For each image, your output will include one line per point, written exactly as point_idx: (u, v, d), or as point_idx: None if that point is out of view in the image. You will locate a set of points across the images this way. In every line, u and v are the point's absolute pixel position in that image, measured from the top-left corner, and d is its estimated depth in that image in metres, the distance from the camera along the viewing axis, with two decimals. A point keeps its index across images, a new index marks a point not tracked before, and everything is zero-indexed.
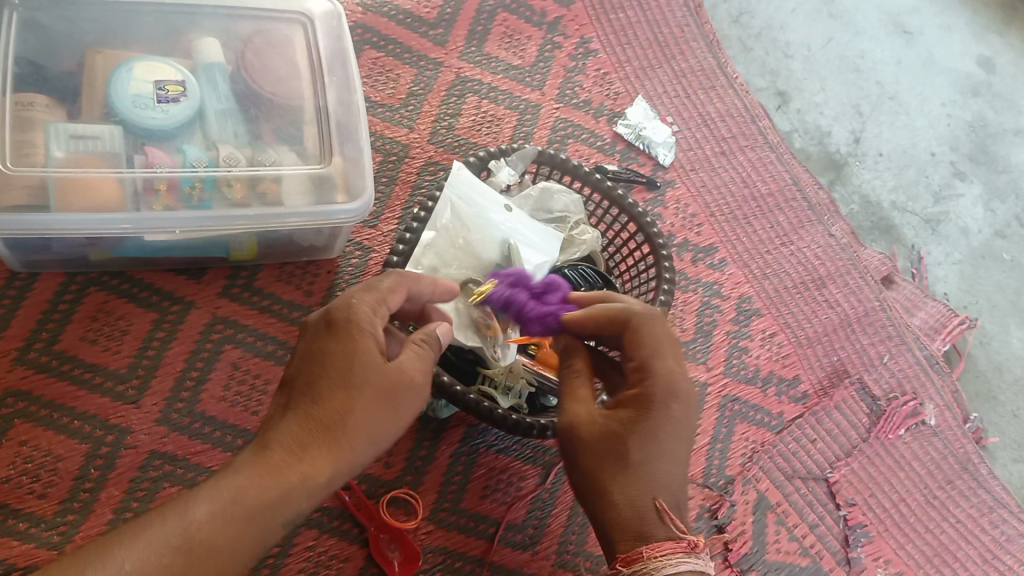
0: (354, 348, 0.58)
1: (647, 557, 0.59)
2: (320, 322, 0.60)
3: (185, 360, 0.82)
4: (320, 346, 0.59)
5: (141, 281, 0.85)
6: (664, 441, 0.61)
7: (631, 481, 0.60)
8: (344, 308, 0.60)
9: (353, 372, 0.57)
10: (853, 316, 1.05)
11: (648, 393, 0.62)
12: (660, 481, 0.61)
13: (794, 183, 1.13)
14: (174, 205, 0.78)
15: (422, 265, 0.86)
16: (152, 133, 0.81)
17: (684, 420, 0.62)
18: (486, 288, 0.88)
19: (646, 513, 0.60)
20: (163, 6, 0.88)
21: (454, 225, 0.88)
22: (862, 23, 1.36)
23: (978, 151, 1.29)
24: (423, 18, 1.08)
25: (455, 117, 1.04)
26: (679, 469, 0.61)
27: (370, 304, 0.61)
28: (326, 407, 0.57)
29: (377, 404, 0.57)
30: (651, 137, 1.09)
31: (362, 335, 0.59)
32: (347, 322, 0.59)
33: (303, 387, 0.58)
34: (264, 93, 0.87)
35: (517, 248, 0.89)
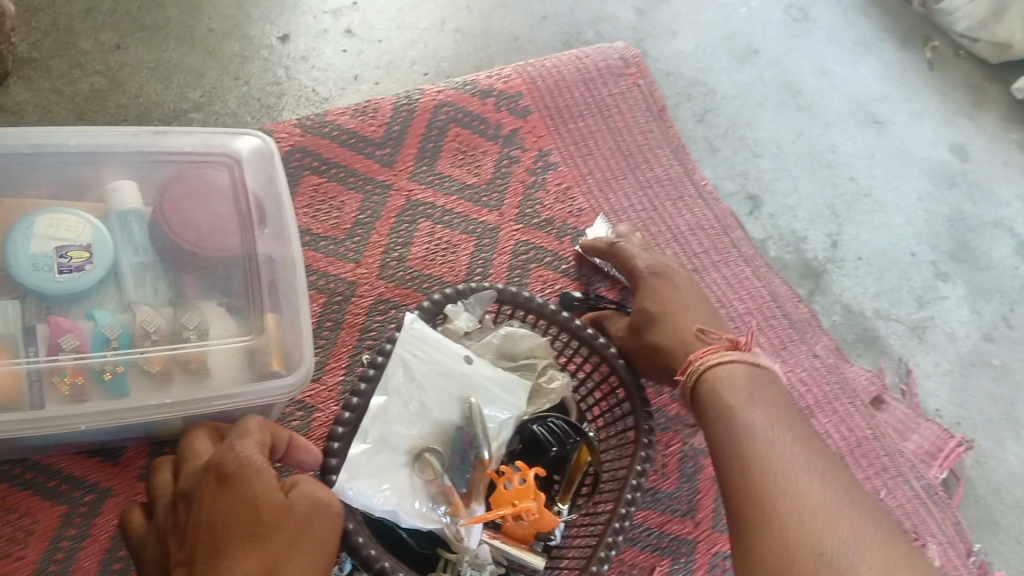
0: (259, 496, 0.54)
1: (697, 362, 0.77)
2: (200, 478, 0.53)
3: (99, 563, 0.73)
4: (218, 504, 0.52)
5: (49, 467, 0.75)
6: (672, 293, 0.86)
7: (677, 323, 0.83)
8: (233, 455, 0.54)
9: (263, 519, 0.53)
10: (844, 448, 0.98)
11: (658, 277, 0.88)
12: (686, 318, 0.83)
13: (772, 300, 1.05)
14: (83, 393, 0.68)
15: (369, 437, 0.75)
16: (56, 307, 0.71)
17: (689, 293, 0.87)
18: (445, 456, 0.79)
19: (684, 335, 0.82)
20: (70, 153, 0.77)
21: (405, 385, 0.78)
22: (832, 114, 1.30)
23: (959, 248, 1.23)
24: (368, 137, 0.99)
25: (407, 246, 0.95)
26: (698, 314, 0.84)
27: (255, 446, 0.57)
28: (246, 567, 0.51)
29: (295, 547, 0.54)
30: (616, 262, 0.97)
31: (261, 478, 0.54)
32: (242, 471, 0.54)
33: (209, 556, 0.51)
34: (188, 245, 0.76)
35: (478, 407, 0.80)
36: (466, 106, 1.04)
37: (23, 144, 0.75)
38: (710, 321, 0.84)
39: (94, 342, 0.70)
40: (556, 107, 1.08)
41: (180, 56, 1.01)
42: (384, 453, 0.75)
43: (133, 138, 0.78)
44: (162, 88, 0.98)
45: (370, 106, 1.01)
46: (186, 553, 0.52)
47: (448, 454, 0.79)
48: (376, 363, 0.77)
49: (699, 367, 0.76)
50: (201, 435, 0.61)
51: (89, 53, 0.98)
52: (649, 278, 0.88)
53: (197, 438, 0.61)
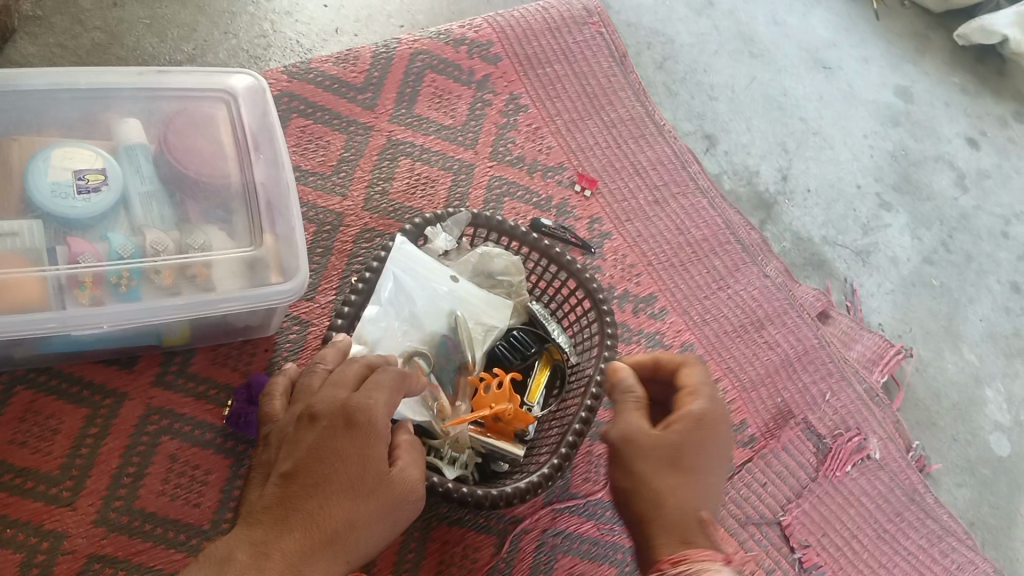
0: (370, 454, 0.64)
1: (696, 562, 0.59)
2: (335, 416, 0.64)
3: (120, 457, 0.80)
4: (337, 444, 0.63)
5: (71, 375, 0.82)
6: (713, 446, 0.64)
7: (685, 491, 0.62)
8: (366, 411, 0.64)
9: (364, 478, 0.63)
10: (794, 355, 1.07)
11: (717, 420, 0.65)
12: (705, 494, 0.63)
13: (727, 227, 1.14)
14: (101, 298, 0.76)
15: (364, 340, 0.84)
16: (74, 226, 0.79)
17: (730, 466, 0.64)
18: (431, 359, 0.89)
19: (693, 515, 0.62)
20: (79, 93, 0.85)
21: (396, 297, 0.87)
22: (784, 60, 1.38)
23: (902, 181, 1.33)
24: (350, 83, 1.07)
25: (389, 181, 1.03)
26: (715, 485, 0.65)
27: (385, 407, 0.66)
28: (336, 511, 0.61)
29: (379, 513, 0.64)
30: (480, 310, 0.91)
31: (377, 443, 0.64)
32: (366, 428, 0.64)
33: (313, 483, 0.61)
34: (190, 171, 0.84)
35: (464, 319, 0.90)
36: (440, 54, 1.12)
37: (38, 82, 0.83)
38: None
39: (110, 258, 0.78)
40: (525, 55, 1.16)
41: (172, 11, 1.08)
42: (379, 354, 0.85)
43: (138, 78, 0.86)
44: (157, 41, 1.06)
45: (351, 55, 1.09)
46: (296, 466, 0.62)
47: (435, 359, 0.89)
48: (367, 277, 0.85)
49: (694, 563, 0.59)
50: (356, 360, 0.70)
51: (87, 10, 1.05)
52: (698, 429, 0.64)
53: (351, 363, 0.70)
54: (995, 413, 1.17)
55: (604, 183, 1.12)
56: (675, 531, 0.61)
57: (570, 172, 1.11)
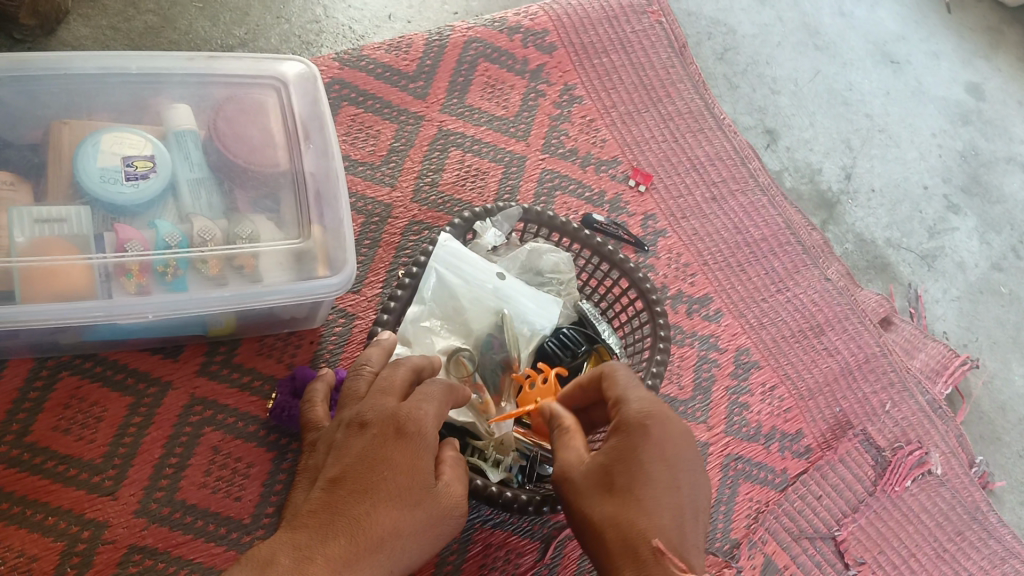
0: (417, 464, 0.63)
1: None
2: (384, 425, 0.64)
3: (162, 447, 0.79)
4: (387, 451, 0.62)
5: (116, 363, 0.81)
6: (654, 464, 0.58)
7: (628, 512, 0.57)
8: (415, 420, 0.64)
9: (411, 487, 0.61)
10: (853, 363, 1.02)
11: (623, 440, 0.60)
12: (652, 511, 0.56)
13: (788, 227, 1.10)
14: (148, 286, 0.75)
15: (407, 340, 0.85)
16: (122, 213, 0.78)
17: (683, 479, 0.59)
18: (476, 357, 0.87)
19: (640, 537, 0.55)
20: (129, 77, 0.83)
21: (438, 296, 0.87)
22: (849, 54, 1.33)
23: (971, 182, 1.27)
24: (402, 71, 1.04)
25: (438, 173, 1.01)
26: (684, 506, 0.57)
27: (433, 419, 0.66)
28: (381, 518, 0.58)
29: (427, 524, 0.61)
30: (525, 308, 0.88)
31: (424, 454, 0.64)
32: (414, 437, 0.63)
33: (359, 490, 0.59)
34: (239, 159, 0.83)
35: (510, 320, 0.87)
36: (494, 43, 1.09)
37: (90, 67, 0.82)
38: None
39: (157, 246, 0.76)
40: (581, 45, 1.13)
41: None
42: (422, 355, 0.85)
43: (188, 63, 0.84)
44: (210, 25, 1.04)
45: (404, 42, 1.06)
46: (343, 472, 0.61)
47: (480, 356, 0.88)
48: (414, 273, 0.84)
49: None
50: (403, 370, 0.71)
51: None
52: (600, 466, 0.60)
53: (397, 370, 0.70)
54: None
55: (659, 178, 1.08)
56: (627, 565, 0.55)
57: (624, 166, 1.08)
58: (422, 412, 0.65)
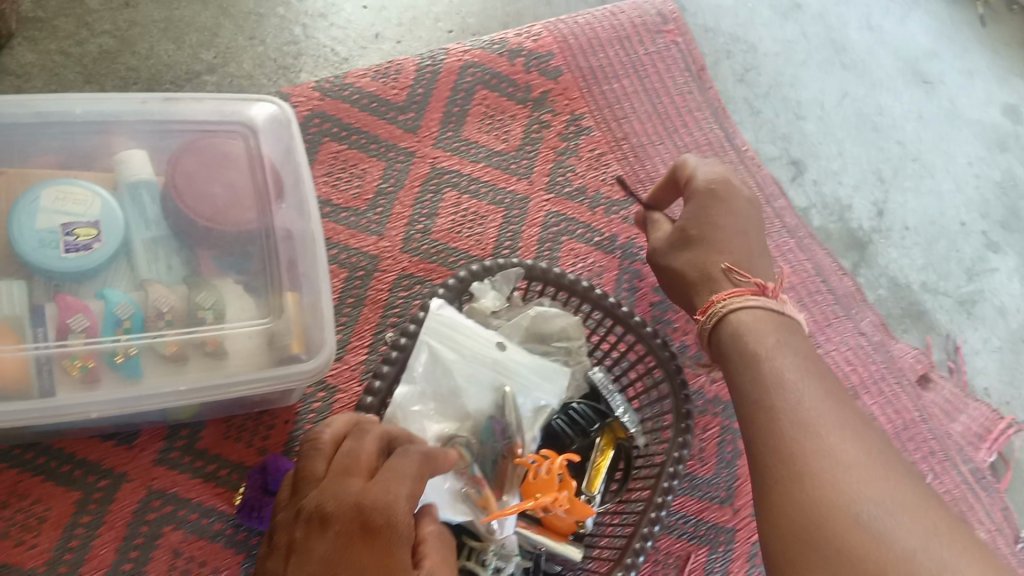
0: (392, 569, 0.49)
1: (717, 300, 0.70)
2: (346, 519, 0.49)
3: (115, 552, 0.69)
4: (352, 561, 0.48)
5: (62, 452, 0.71)
6: (691, 222, 0.77)
7: (687, 252, 0.76)
8: (384, 510, 0.50)
9: None
10: (891, 430, 0.92)
11: (682, 211, 0.78)
12: (708, 243, 0.75)
13: (817, 273, 1.00)
14: (95, 374, 0.64)
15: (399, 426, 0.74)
16: (65, 282, 0.67)
17: (733, 214, 0.76)
18: (475, 444, 0.76)
19: (709, 263, 0.73)
20: (74, 122, 0.72)
21: (433, 372, 0.76)
22: (879, 73, 1.22)
23: (1011, 216, 1.16)
24: (390, 100, 0.93)
25: (431, 218, 0.90)
26: (745, 243, 0.75)
27: (406, 503, 0.52)
28: None
29: None
30: (527, 383, 0.78)
31: (399, 550, 0.50)
32: (386, 534, 0.50)
33: None
34: (202, 220, 0.72)
35: (513, 397, 0.77)
36: (493, 67, 0.98)
37: (25, 113, 0.71)
38: (798, 358, 0.65)
39: (106, 324, 0.66)
40: (589, 68, 1.02)
41: (192, 13, 0.95)
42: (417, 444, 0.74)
43: (140, 106, 0.73)
44: (174, 48, 0.93)
45: (392, 68, 0.95)
46: None
47: (479, 444, 0.77)
48: (401, 347, 0.75)
49: (721, 310, 0.69)
50: (371, 434, 0.57)
51: (95, 12, 0.93)
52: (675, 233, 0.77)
53: (363, 437, 0.57)
54: None
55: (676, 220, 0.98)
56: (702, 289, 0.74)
57: (637, 207, 0.97)
58: (392, 496, 0.51)
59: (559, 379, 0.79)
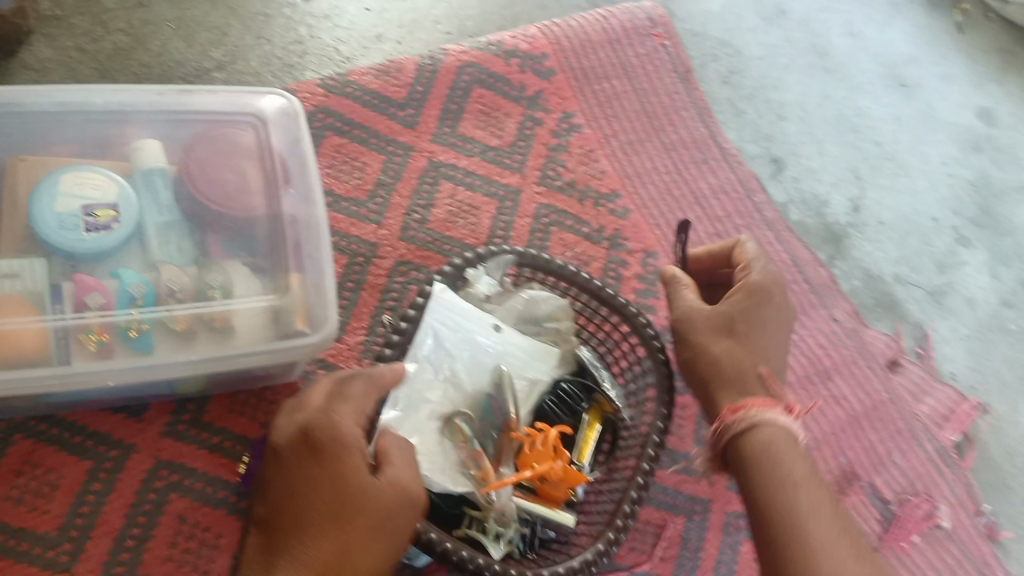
0: (342, 473, 0.58)
1: (752, 407, 0.67)
2: (295, 444, 0.60)
3: (123, 517, 0.73)
4: (306, 475, 0.58)
5: (74, 424, 0.75)
6: (761, 317, 0.72)
7: (740, 345, 0.71)
8: (326, 427, 0.60)
9: (342, 500, 0.57)
10: (860, 411, 0.98)
11: (746, 296, 0.72)
12: (763, 350, 0.71)
13: (793, 264, 1.05)
14: (110, 347, 0.69)
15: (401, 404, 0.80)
16: (83, 259, 0.72)
17: (784, 325, 0.73)
18: (476, 422, 0.83)
19: (749, 365, 0.70)
20: (93, 112, 0.77)
21: (436, 354, 0.82)
22: (859, 77, 1.27)
23: (982, 213, 1.22)
24: (390, 97, 0.98)
25: (428, 208, 0.95)
26: (780, 358, 0.73)
27: (348, 419, 0.62)
28: (318, 545, 0.56)
29: (372, 530, 0.58)
30: (520, 363, 0.84)
31: (349, 457, 0.59)
32: (331, 446, 0.59)
33: (290, 525, 0.56)
34: (213, 204, 0.77)
35: (508, 375, 0.83)
36: (489, 67, 1.04)
37: (47, 103, 0.76)
38: (825, 501, 0.62)
39: (121, 300, 0.71)
40: (581, 69, 1.07)
41: (203, 13, 1.01)
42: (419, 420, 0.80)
43: (157, 97, 0.78)
44: (185, 47, 0.98)
45: (394, 66, 1.00)
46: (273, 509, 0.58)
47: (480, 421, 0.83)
48: (402, 331, 0.80)
49: (753, 417, 0.67)
50: (320, 386, 0.64)
51: (112, 11, 0.98)
52: (718, 316, 0.72)
53: (314, 386, 0.64)
54: None
55: (660, 213, 1.03)
56: (731, 388, 0.70)
57: (624, 201, 1.02)
58: (336, 416, 0.61)
59: (550, 360, 0.85)
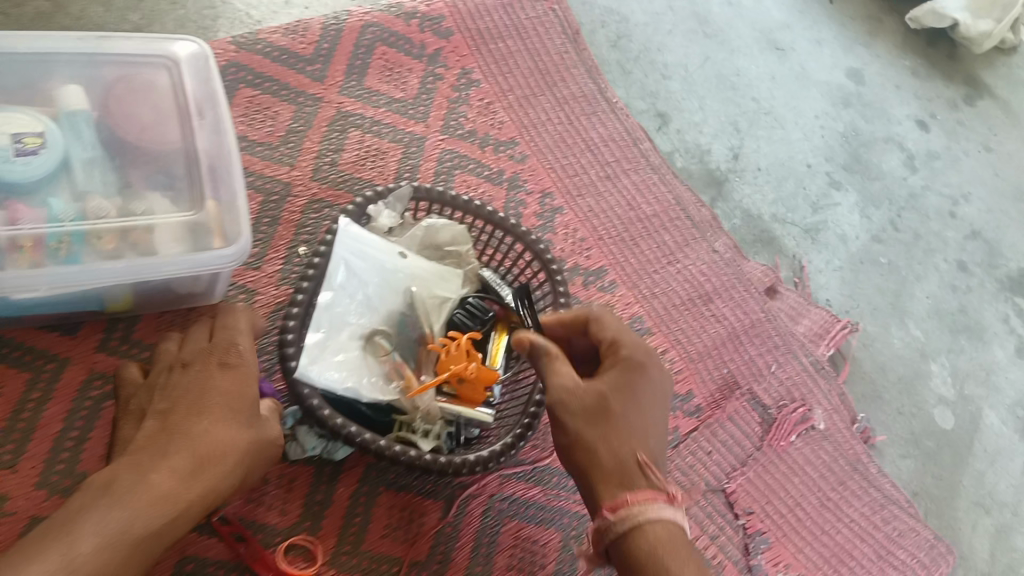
0: (244, 389, 0.68)
1: (635, 503, 0.63)
2: (203, 357, 0.68)
3: (62, 422, 0.80)
4: (214, 382, 0.67)
5: (11, 340, 0.82)
6: (638, 399, 0.68)
7: (614, 434, 0.66)
8: (233, 350, 0.69)
9: (242, 407, 0.67)
10: (739, 328, 1.08)
11: (622, 375, 0.69)
12: (639, 436, 0.67)
13: (677, 203, 1.15)
14: (40, 260, 0.75)
15: (322, 328, 0.85)
16: (13, 189, 0.77)
17: (659, 401, 0.70)
18: (394, 338, 0.90)
19: (627, 449, 0.66)
20: (17, 55, 0.83)
21: (349, 282, 0.87)
22: (737, 41, 1.40)
23: (852, 160, 1.34)
24: (299, 53, 1.06)
25: (338, 152, 1.03)
26: (656, 441, 0.68)
27: (249, 350, 0.71)
28: (218, 433, 0.64)
29: (255, 445, 0.68)
30: (428, 284, 0.91)
31: (249, 377, 0.69)
32: (237, 365, 0.69)
33: (192, 415, 0.64)
34: (132, 137, 0.84)
35: (420, 295, 0.90)
36: (392, 27, 1.12)
37: None
38: None
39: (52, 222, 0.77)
40: (476, 30, 1.17)
41: None
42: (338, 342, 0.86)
43: (78, 42, 0.85)
44: (103, 10, 1.05)
45: (301, 26, 1.08)
46: (173, 403, 0.65)
47: (396, 336, 0.90)
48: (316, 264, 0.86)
49: (637, 513, 0.62)
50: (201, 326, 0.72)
51: None
52: (592, 395, 0.68)
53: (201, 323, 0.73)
54: (939, 387, 1.18)
55: (555, 157, 1.12)
56: (612, 484, 0.65)
57: (522, 147, 1.11)
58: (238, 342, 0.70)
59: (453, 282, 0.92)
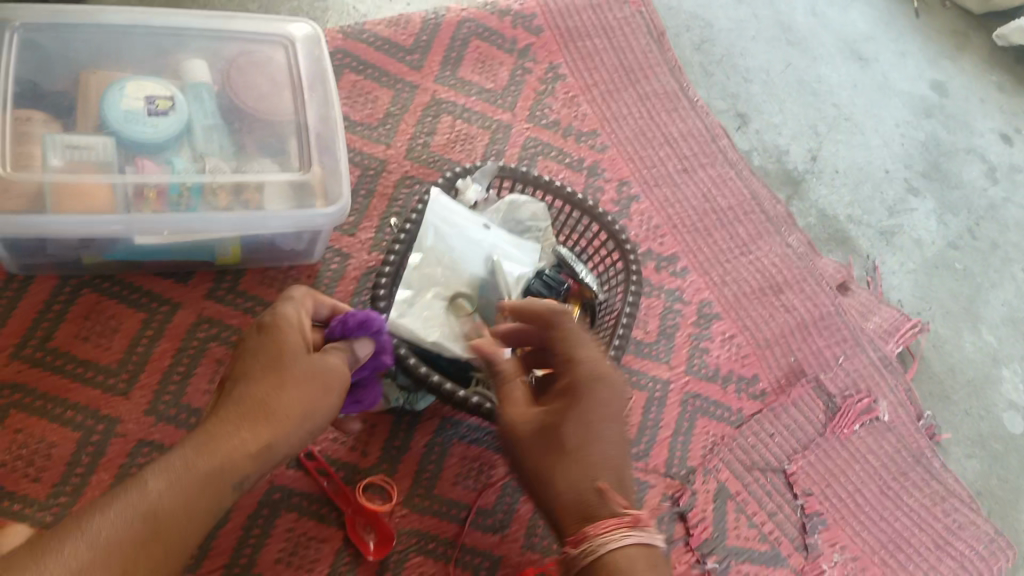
0: (283, 343, 0.68)
1: (592, 535, 0.63)
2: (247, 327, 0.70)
3: (172, 357, 0.89)
4: (255, 345, 0.68)
5: (132, 284, 0.91)
6: (595, 422, 0.66)
7: (573, 468, 0.65)
8: (271, 310, 0.70)
9: (282, 361, 0.67)
10: (808, 319, 1.11)
11: (573, 401, 0.68)
12: (598, 463, 0.65)
13: (753, 198, 1.18)
14: (163, 210, 0.83)
15: (412, 285, 0.92)
16: (144, 147, 0.86)
17: (619, 416, 0.68)
18: (474, 300, 0.96)
19: (587, 477, 0.65)
20: (153, 29, 0.93)
21: (437, 246, 0.94)
22: (820, 50, 1.43)
23: (931, 168, 1.36)
24: (400, 44, 1.15)
25: (431, 135, 1.10)
26: (622, 460, 0.67)
27: (290, 305, 0.71)
28: (257, 390, 0.65)
29: (309, 390, 0.67)
30: (509, 254, 0.97)
31: (288, 332, 0.69)
32: (274, 321, 0.69)
33: (238, 377, 0.66)
34: (249, 106, 0.92)
35: (501, 263, 0.96)
36: (486, 23, 1.20)
37: (120, 18, 0.91)
38: None
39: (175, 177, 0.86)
40: (566, 28, 1.23)
41: None
42: (425, 300, 0.92)
43: (206, 21, 0.94)
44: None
45: (403, 19, 1.16)
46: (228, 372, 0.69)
47: (478, 299, 0.96)
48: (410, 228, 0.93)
49: (596, 545, 0.62)
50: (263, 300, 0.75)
51: None
52: (541, 430, 0.68)
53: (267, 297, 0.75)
54: (1010, 393, 1.19)
55: (634, 149, 1.18)
56: (575, 515, 0.65)
57: (603, 138, 1.17)
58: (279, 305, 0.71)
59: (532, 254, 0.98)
